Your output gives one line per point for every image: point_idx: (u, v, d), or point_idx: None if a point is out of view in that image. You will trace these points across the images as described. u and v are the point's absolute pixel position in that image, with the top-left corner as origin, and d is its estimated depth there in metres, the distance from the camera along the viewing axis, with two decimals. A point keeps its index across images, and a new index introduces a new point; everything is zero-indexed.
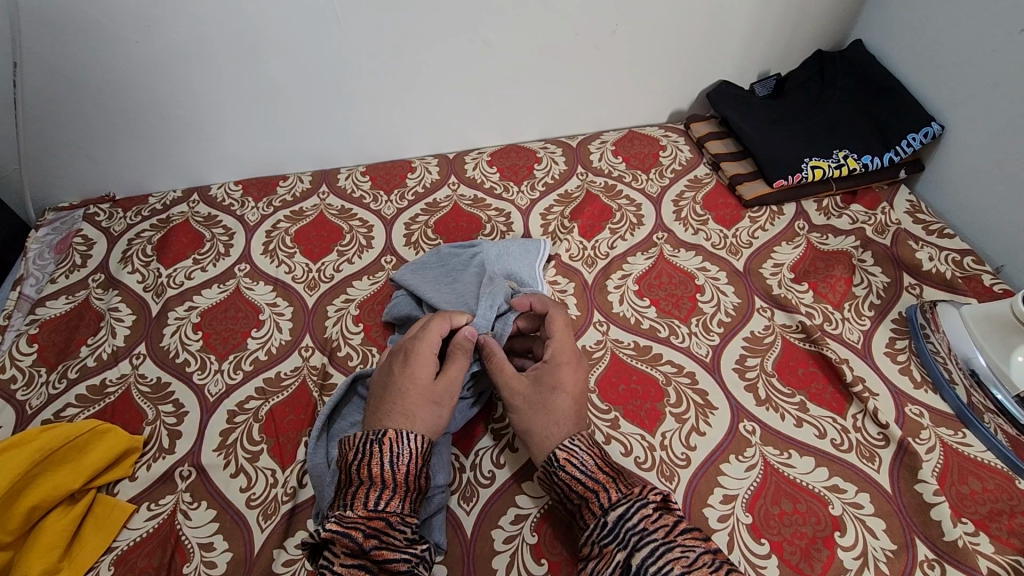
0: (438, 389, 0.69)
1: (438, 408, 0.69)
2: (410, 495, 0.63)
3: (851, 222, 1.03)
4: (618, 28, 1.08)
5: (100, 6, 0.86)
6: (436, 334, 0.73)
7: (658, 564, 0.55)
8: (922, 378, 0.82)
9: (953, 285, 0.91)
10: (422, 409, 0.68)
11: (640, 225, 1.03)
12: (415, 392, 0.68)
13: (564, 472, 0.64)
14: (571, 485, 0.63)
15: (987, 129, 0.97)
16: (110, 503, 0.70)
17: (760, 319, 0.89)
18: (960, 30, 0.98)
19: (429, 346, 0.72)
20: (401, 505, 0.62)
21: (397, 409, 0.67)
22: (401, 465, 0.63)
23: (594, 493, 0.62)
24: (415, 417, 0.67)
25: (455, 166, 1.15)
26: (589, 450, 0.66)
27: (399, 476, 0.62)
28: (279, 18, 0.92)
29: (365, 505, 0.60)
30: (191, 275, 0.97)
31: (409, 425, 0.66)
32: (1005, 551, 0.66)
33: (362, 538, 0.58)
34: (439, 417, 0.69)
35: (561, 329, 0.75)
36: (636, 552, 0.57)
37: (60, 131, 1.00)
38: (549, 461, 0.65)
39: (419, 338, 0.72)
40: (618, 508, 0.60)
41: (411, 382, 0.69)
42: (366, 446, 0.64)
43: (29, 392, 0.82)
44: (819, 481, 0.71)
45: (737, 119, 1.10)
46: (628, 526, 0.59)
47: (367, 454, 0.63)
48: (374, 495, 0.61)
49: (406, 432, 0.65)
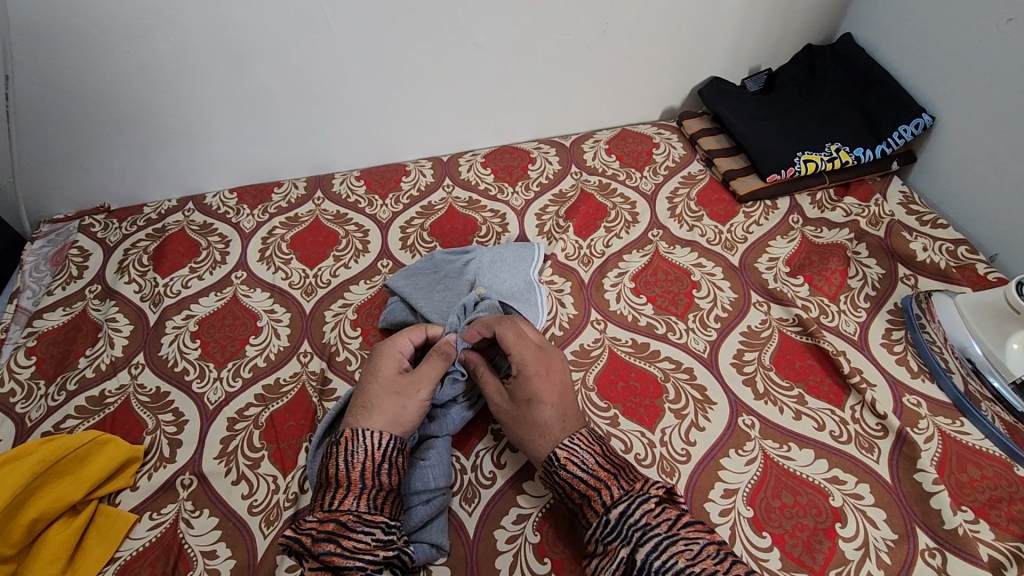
0: (401, 382, 0.69)
1: (401, 400, 0.68)
2: (368, 493, 0.62)
3: (845, 214, 1.03)
4: (609, 28, 1.08)
5: (88, 17, 0.86)
6: (405, 337, 0.75)
7: (662, 559, 0.55)
8: (919, 367, 0.82)
9: (947, 275, 0.92)
10: (381, 401, 0.68)
11: (635, 222, 1.03)
12: (377, 387, 0.69)
13: (565, 471, 0.64)
14: (572, 484, 0.63)
15: (976, 118, 0.97)
16: (112, 513, 0.70)
17: (757, 313, 0.89)
18: (948, 21, 0.98)
19: (397, 346, 0.74)
20: (357, 503, 0.61)
21: (359, 405, 0.68)
22: (356, 463, 0.63)
23: (596, 492, 0.62)
24: (373, 412, 0.67)
25: (450, 168, 1.15)
26: (589, 449, 0.66)
27: (354, 475, 0.62)
28: (266, 24, 0.92)
29: (322, 508, 0.60)
30: (188, 284, 0.97)
31: (367, 420, 0.66)
32: (1004, 537, 0.66)
33: (313, 542, 0.57)
34: (402, 409, 0.68)
35: (515, 341, 0.72)
36: (640, 546, 0.57)
37: (52, 144, 1.00)
38: (549, 461, 0.65)
39: (387, 341, 0.75)
40: (620, 505, 0.60)
41: (373, 379, 0.70)
42: (328, 450, 0.65)
43: (28, 404, 0.82)
44: (819, 473, 0.72)
45: (729, 115, 1.11)
46: (630, 522, 0.59)
47: (327, 456, 0.64)
48: (329, 496, 0.61)
49: (362, 429, 0.65)
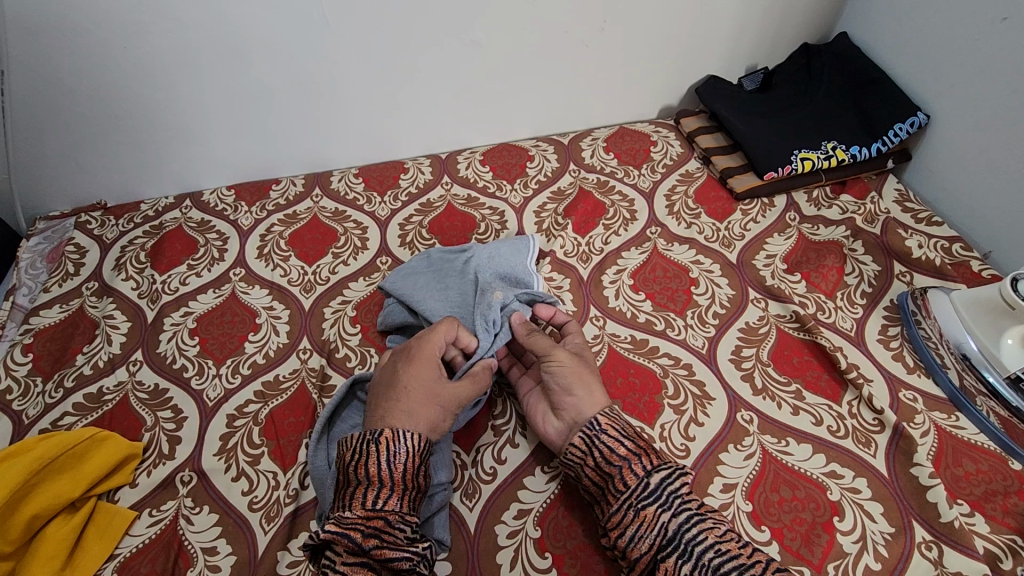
0: (445, 391, 0.69)
1: (443, 409, 0.69)
2: (408, 494, 0.63)
3: (841, 212, 1.04)
4: (607, 26, 1.09)
5: (85, 13, 0.85)
6: (441, 338, 0.73)
7: (694, 532, 0.58)
8: (915, 363, 0.83)
9: (942, 271, 0.93)
10: (425, 409, 0.68)
11: (634, 219, 1.03)
12: (420, 392, 0.68)
13: (606, 436, 0.66)
14: (613, 448, 0.65)
15: (971, 117, 0.98)
16: (111, 509, 0.70)
17: (754, 310, 0.90)
18: (942, 22, 0.99)
19: (434, 348, 0.72)
20: (400, 503, 0.62)
21: (399, 407, 0.67)
22: (398, 464, 0.63)
23: (636, 457, 0.64)
24: (417, 419, 0.67)
25: (448, 166, 1.15)
26: (625, 421, 0.69)
27: (396, 475, 0.63)
28: (264, 21, 0.92)
29: (363, 505, 0.61)
30: (186, 282, 0.96)
31: (410, 425, 0.66)
32: (1000, 529, 0.67)
33: (362, 538, 0.59)
34: (441, 420, 0.68)
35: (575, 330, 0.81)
36: (675, 516, 0.60)
37: (48, 140, 1.00)
38: (590, 425, 0.67)
39: (424, 342, 0.72)
40: (661, 472, 0.63)
41: (414, 383, 0.69)
42: (362, 446, 0.64)
43: (26, 401, 0.82)
44: (817, 467, 0.72)
45: (726, 114, 1.11)
46: (670, 490, 0.62)
47: (364, 454, 0.63)
48: (371, 494, 0.61)
49: (403, 431, 0.65)
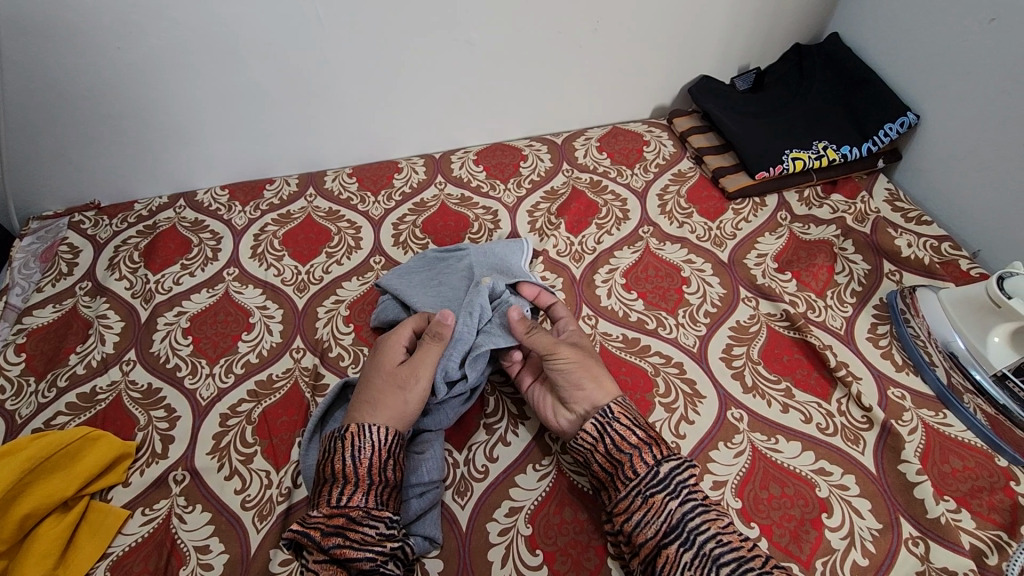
0: (403, 373, 0.71)
1: (403, 394, 0.69)
2: (375, 489, 0.63)
3: (831, 211, 1.05)
4: (600, 26, 1.09)
5: (78, 12, 0.85)
6: (405, 331, 0.76)
7: (698, 522, 0.59)
8: (903, 361, 0.84)
9: (931, 270, 0.93)
10: (384, 394, 0.69)
11: (626, 219, 1.04)
12: (380, 379, 0.71)
13: (619, 423, 0.66)
14: (625, 436, 0.65)
15: (959, 117, 0.99)
16: (104, 508, 0.70)
17: (745, 309, 0.90)
18: (931, 22, 1.00)
19: (397, 340, 0.75)
20: (365, 499, 0.62)
21: (363, 397, 0.70)
22: (363, 460, 0.64)
23: (646, 446, 0.65)
24: (377, 404, 0.68)
25: (442, 166, 1.16)
26: (635, 411, 0.69)
27: (361, 471, 0.63)
28: (258, 21, 0.92)
29: (328, 503, 0.62)
30: (180, 281, 0.96)
31: (371, 411, 0.68)
32: (986, 525, 0.68)
33: (321, 537, 0.59)
34: (403, 403, 0.69)
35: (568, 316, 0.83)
36: (682, 504, 0.61)
37: (40, 139, 0.99)
38: (603, 412, 0.67)
39: (388, 336, 0.76)
40: (670, 461, 0.64)
41: (375, 372, 0.72)
42: (331, 445, 0.66)
43: (18, 401, 0.82)
44: (807, 465, 0.73)
45: (718, 113, 1.12)
46: (678, 479, 0.62)
47: (331, 451, 0.65)
48: (336, 492, 0.62)
49: (366, 424, 0.66)
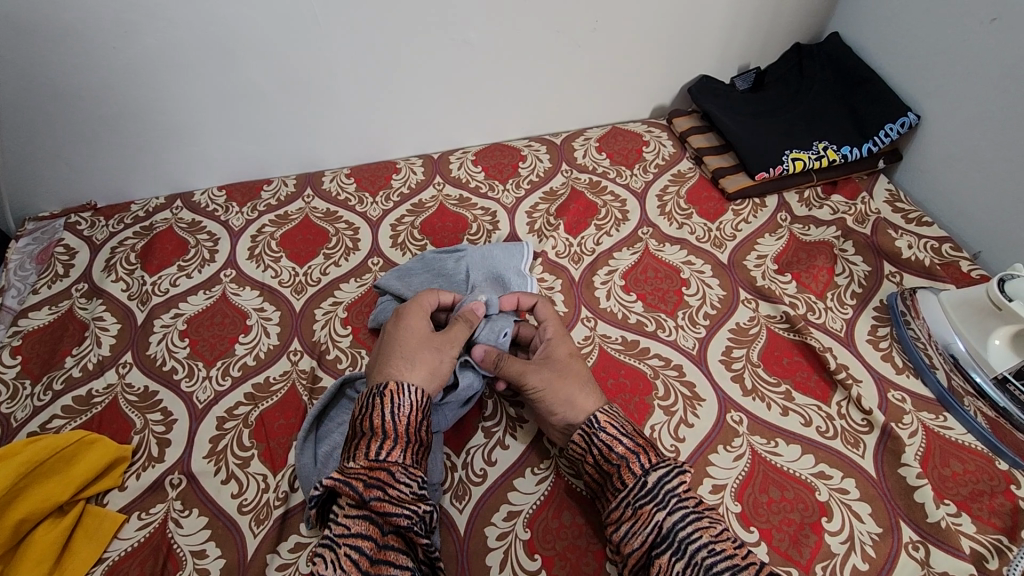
0: (438, 338, 0.72)
1: (438, 353, 0.71)
2: (412, 447, 0.64)
3: (832, 212, 1.05)
4: (599, 25, 1.08)
5: (74, 11, 0.85)
6: (432, 298, 0.78)
7: (688, 530, 0.58)
8: (903, 363, 0.84)
9: (931, 272, 0.93)
10: (421, 354, 0.70)
11: (625, 220, 1.03)
12: (414, 340, 0.71)
13: (605, 433, 0.66)
14: (611, 446, 0.65)
15: (959, 117, 0.99)
16: (100, 512, 0.70)
17: (745, 311, 0.90)
18: (932, 22, 1.00)
19: (424, 307, 0.76)
20: (403, 456, 0.63)
21: (397, 355, 0.70)
22: (402, 416, 0.64)
23: (633, 455, 0.64)
24: (415, 363, 0.69)
25: (440, 167, 1.15)
26: (623, 419, 0.69)
27: (400, 427, 0.64)
28: (254, 20, 0.92)
29: (367, 456, 0.62)
30: (176, 283, 0.96)
31: (409, 370, 0.68)
32: (986, 529, 0.68)
33: (363, 488, 0.60)
34: (438, 364, 0.70)
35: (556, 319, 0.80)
36: (670, 514, 0.60)
37: (35, 139, 0.99)
38: (589, 423, 0.67)
39: (414, 302, 0.77)
40: (658, 469, 0.63)
41: (406, 333, 0.72)
42: (369, 400, 0.65)
43: (13, 405, 0.81)
44: (806, 468, 0.72)
45: (717, 113, 1.11)
46: (666, 488, 0.62)
47: (369, 407, 0.65)
48: (375, 446, 0.62)
49: (406, 384, 0.66)
